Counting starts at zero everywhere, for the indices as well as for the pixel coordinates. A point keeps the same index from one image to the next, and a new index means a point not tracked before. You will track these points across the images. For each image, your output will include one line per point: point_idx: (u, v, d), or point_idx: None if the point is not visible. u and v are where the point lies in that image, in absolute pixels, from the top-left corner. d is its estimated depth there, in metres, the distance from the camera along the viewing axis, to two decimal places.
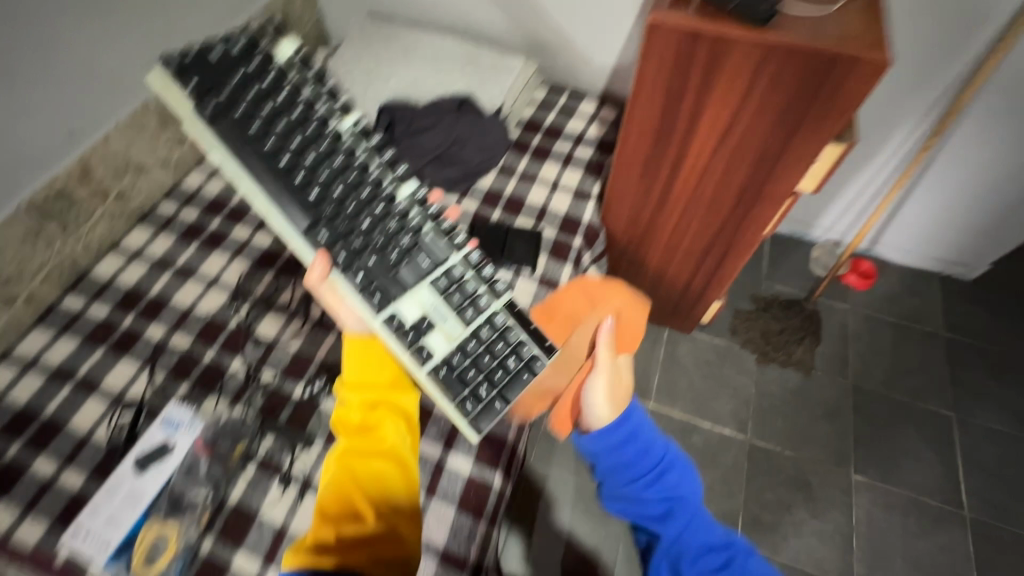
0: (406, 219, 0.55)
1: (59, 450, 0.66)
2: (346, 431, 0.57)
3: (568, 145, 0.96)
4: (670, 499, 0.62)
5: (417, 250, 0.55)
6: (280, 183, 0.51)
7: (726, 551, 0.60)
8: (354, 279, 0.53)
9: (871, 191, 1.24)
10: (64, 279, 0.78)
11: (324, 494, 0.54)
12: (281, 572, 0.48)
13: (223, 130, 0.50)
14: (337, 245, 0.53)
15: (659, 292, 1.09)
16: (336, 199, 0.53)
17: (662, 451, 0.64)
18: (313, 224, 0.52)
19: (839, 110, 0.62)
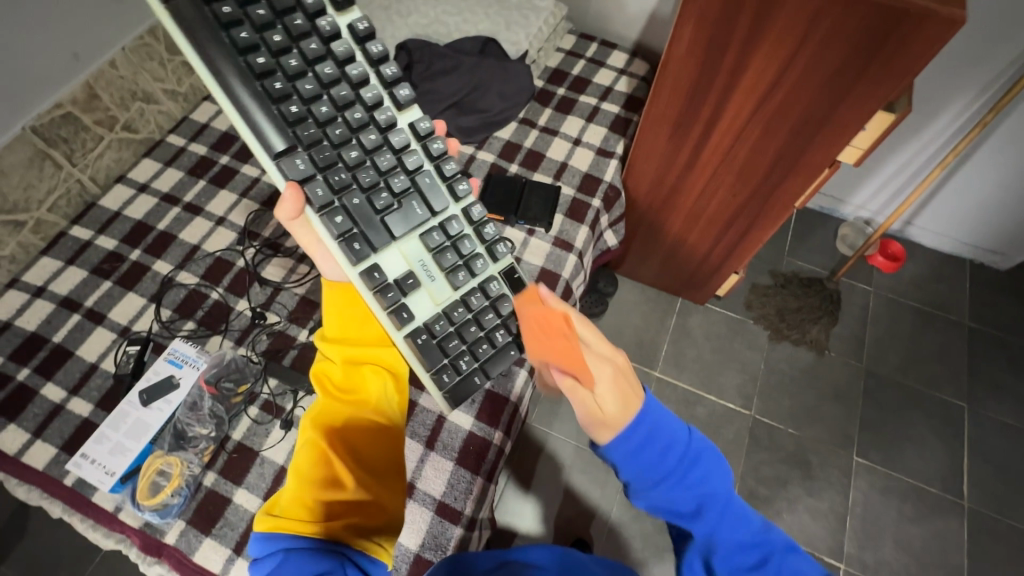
0: (400, 156, 0.49)
1: (68, 378, 0.67)
2: (326, 389, 0.55)
3: (595, 98, 0.90)
4: (701, 494, 0.50)
5: (410, 197, 0.49)
6: (249, 86, 0.44)
7: (761, 546, 0.50)
8: (332, 223, 0.46)
9: (913, 168, 1.17)
10: (73, 209, 0.77)
11: (301, 454, 0.52)
12: (254, 535, 0.48)
13: (185, 8, 0.42)
14: (315, 178, 0.46)
15: (677, 260, 1.06)
16: (319, 121, 0.46)
17: (689, 439, 0.51)
18: (287, 149, 0.45)
19: (896, 78, 0.57)
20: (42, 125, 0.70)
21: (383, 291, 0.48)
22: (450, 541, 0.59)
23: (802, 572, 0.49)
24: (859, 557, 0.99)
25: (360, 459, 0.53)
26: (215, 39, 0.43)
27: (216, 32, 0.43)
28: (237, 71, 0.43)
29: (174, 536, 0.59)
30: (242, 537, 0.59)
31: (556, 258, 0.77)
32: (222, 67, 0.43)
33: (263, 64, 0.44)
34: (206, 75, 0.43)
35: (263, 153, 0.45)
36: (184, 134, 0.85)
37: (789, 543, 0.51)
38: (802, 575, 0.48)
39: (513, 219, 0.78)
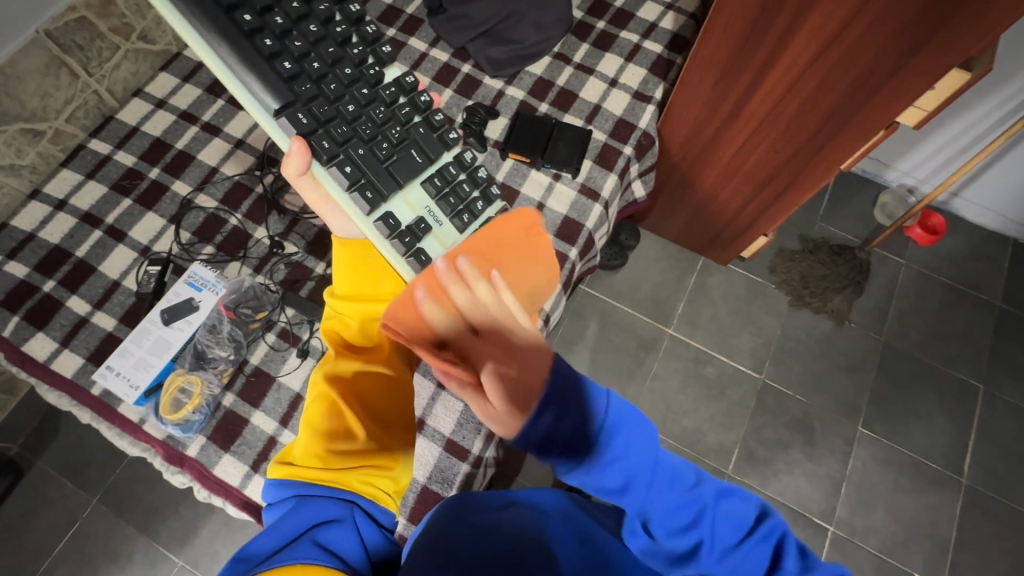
0: (392, 108, 0.51)
1: (91, 293, 0.68)
2: (339, 343, 0.57)
3: (637, 35, 0.83)
4: (626, 469, 0.46)
5: (409, 147, 0.51)
6: (239, 47, 0.46)
7: (693, 504, 0.47)
8: (341, 174, 0.47)
9: (971, 137, 1.09)
10: (91, 120, 0.75)
11: (310, 407, 0.54)
12: (266, 482, 0.50)
13: None
14: (318, 131, 0.47)
15: (706, 217, 1.02)
16: (313, 77, 0.48)
17: (606, 405, 0.46)
18: (285, 105, 0.46)
19: (983, 29, 0.50)
20: (55, 29, 0.68)
21: (399, 237, 0.49)
22: (456, 477, 0.61)
23: (733, 514, 0.47)
24: (848, 521, 1.02)
25: (373, 413, 0.54)
26: (202, 6, 0.45)
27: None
28: (224, 30, 0.45)
29: (195, 450, 0.62)
30: (259, 455, 0.62)
31: (581, 208, 0.74)
32: (213, 33, 0.45)
33: (251, 23, 0.46)
34: (195, 41, 0.45)
35: (261, 113, 0.46)
36: None
37: (720, 488, 0.48)
38: (733, 518, 0.47)
39: (539, 162, 0.75)
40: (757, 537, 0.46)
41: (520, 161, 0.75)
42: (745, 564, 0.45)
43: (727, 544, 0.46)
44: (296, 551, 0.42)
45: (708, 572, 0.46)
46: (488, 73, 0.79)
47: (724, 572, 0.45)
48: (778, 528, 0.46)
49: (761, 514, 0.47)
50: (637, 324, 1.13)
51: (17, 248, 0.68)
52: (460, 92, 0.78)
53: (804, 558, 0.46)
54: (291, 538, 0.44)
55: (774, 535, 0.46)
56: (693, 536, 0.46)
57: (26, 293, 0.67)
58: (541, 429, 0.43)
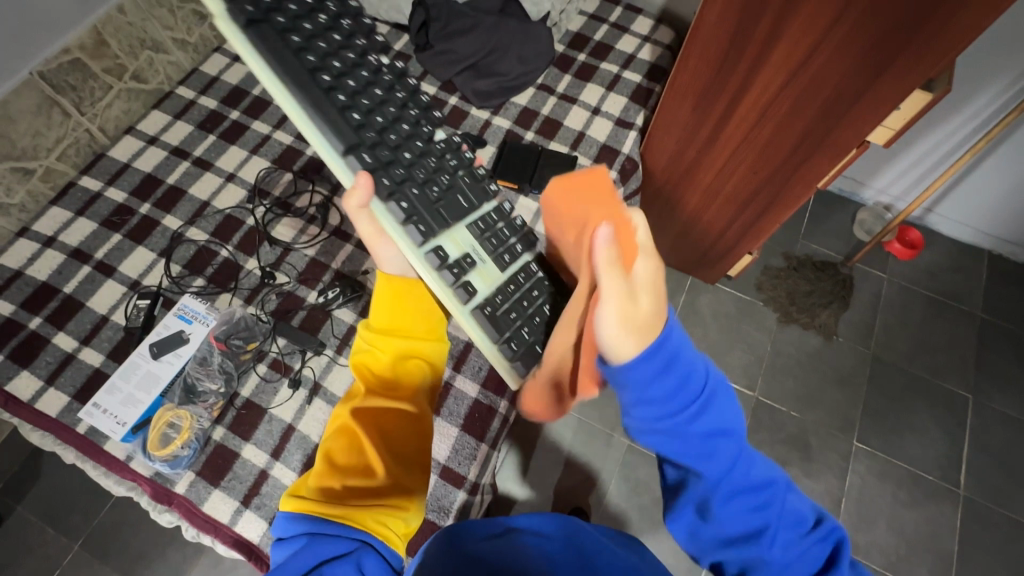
0: (442, 160, 0.52)
1: (79, 329, 0.67)
2: (365, 376, 0.56)
3: (616, 66, 0.87)
4: (711, 437, 0.46)
5: (456, 192, 0.51)
6: (315, 97, 0.47)
7: (763, 491, 0.47)
8: (397, 209, 0.47)
9: (940, 155, 1.14)
10: (82, 158, 0.76)
11: (334, 439, 0.53)
12: (280, 514, 0.48)
13: (260, 36, 0.47)
14: (379, 169, 0.48)
15: (691, 237, 1.04)
16: (377, 127, 0.49)
17: (706, 376, 0.47)
18: (353, 146, 0.47)
19: (938, 54, 0.54)
20: (49, 70, 0.69)
21: (448, 268, 0.48)
22: (452, 505, 0.60)
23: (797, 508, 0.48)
24: (851, 538, 1.01)
25: (396, 451, 0.53)
26: (282, 59, 0.47)
27: (284, 50, 0.47)
28: (302, 84, 0.47)
29: (184, 486, 0.60)
30: (250, 490, 0.60)
31: None
32: (292, 84, 0.47)
33: (327, 80, 0.48)
34: (275, 89, 0.47)
35: (329, 152, 0.47)
36: (194, 88, 0.83)
37: (786, 482, 0.49)
38: (798, 513, 0.47)
39: (527, 188, 0.77)
40: (817, 536, 0.47)
41: (508, 188, 0.77)
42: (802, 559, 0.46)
43: (790, 535, 0.46)
44: None
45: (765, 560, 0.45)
46: (474, 104, 0.82)
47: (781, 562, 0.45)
48: (835, 533, 0.47)
49: (819, 517, 0.48)
50: None
51: (4, 286, 0.68)
52: (448, 123, 0.81)
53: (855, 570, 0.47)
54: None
55: (832, 539, 0.47)
56: (759, 519, 0.46)
57: (12, 332, 0.66)
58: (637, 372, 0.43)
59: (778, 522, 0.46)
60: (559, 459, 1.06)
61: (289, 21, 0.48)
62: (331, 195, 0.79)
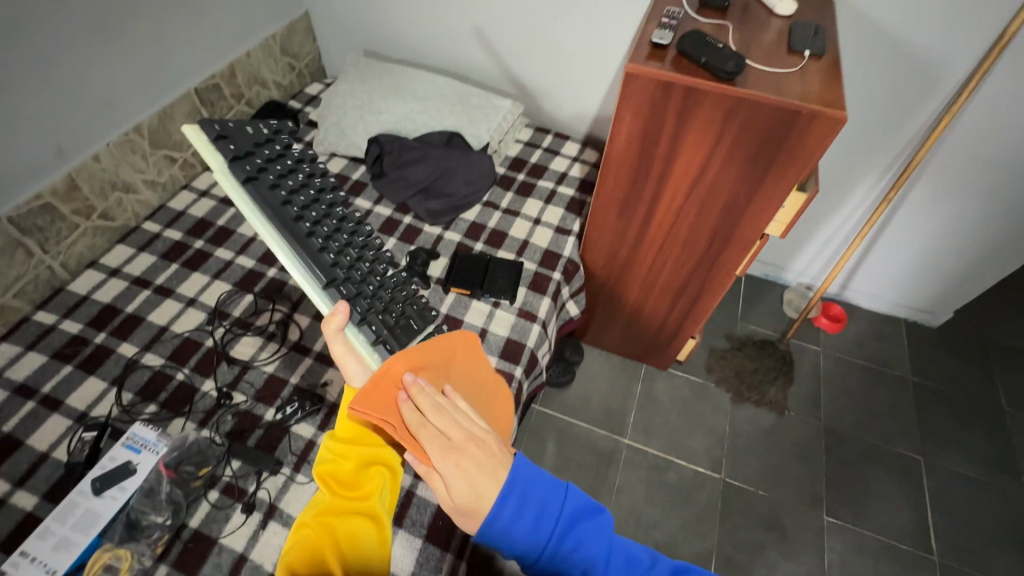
0: (398, 291, 0.60)
1: (14, 469, 0.64)
2: (329, 485, 0.55)
3: (551, 183, 1.00)
4: (583, 562, 0.46)
5: (410, 318, 0.58)
6: (296, 237, 0.55)
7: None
8: (369, 331, 0.55)
9: (839, 239, 1.29)
10: (39, 293, 0.77)
11: (291, 550, 0.50)
12: None
13: (258, 194, 0.56)
14: (354, 300, 0.56)
15: (637, 328, 1.11)
16: (345, 264, 0.57)
17: (563, 501, 0.48)
18: (329, 279, 0.55)
19: (803, 157, 0.67)
20: (19, 215, 0.72)
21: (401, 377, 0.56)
22: None
23: None
24: None
25: (357, 560, 0.50)
26: (270, 207, 0.55)
27: (272, 199, 0.56)
28: (286, 229, 0.55)
29: None
30: None
31: (522, 329, 0.81)
32: (281, 229, 0.55)
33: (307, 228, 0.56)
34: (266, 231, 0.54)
35: (309, 283, 0.54)
36: (160, 222, 0.90)
37: (675, 567, 0.49)
38: None
39: (479, 293, 0.82)
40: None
41: (462, 293, 0.83)
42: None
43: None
44: None
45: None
46: (427, 222, 0.90)
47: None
48: None
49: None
50: (594, 437, 1.14)
51: None
52: (403, 239, 0.88)
53: None
54: None
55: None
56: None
57: None
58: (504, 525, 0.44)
59: None
60: None
61: (275, 177, 0.58)
62: (291, 311, 0.82)
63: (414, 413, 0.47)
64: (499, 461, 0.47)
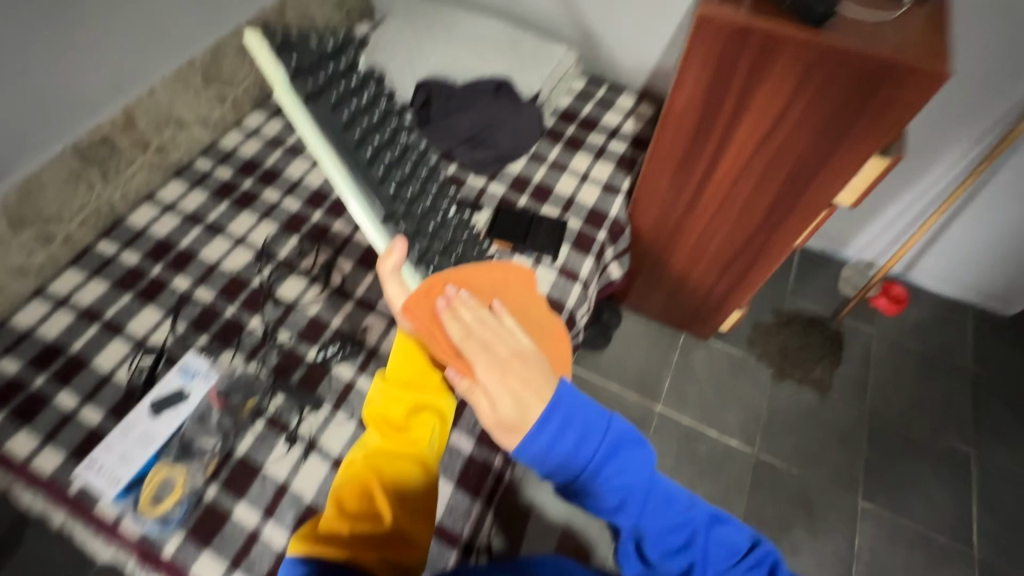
0: (451, 234, 0.63)
1: (82, 386, 0.68)
2: (380, 424, 0.56)
3: (603, 137, 0.95)
4: (624, 487, 0.48)
5: (464, 262, 0.61)
6: (359, 165, 0.51)
7: (685, 527, 0.49)
8: (428, 271, 0.56)
9: (913, 213, 1.20)
10: (100, 224, 0.81)
11: (344, 485, 0.52)
12: (287, 558, 0.46)
13: (322, 113, 0.50)
14: (414, 238, 0.56)
15: (680, 296, 1.08)
16: (404, 200, 0.56)
17: (608, 426, 0.49)
18: (391, 214, 0.53)
19: (892, 119, 0.61)
20: (82, 145, 0.75)
21: None
22: (446, 567, 0.59)
23: (726, 538, 0.49)
24: None
25: (407, 502, 0.52)
26: (332, 130, 0.51)
27: (333, 122, 0.51)
28: (351, 156, 0.51)
29: (172, 548, 0.59)
30: (239, 551, 0.59)
31: (562, 288, 0.79)
32: (346, 155, 0.50)
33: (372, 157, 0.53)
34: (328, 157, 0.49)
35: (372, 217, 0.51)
36: (212, 159, 0.91)
37: (713, 513, 0.50)
38: (728, 544, 0.49)
39: (520, 248, 0.81)
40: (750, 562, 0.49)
41: (503, 248, 0.81)
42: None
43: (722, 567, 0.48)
44: None
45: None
46: (472, 172, 0.89)
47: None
48: (769, 557, 0.49)
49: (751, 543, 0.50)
50: (625, 402, 1.13)
51: (13, 345, 0.70)
52: None
53: None
54: None
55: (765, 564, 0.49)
56: (686, 560, 0.48)
57: (15, 390, 0.67)
58: (542, 441, 0.47)
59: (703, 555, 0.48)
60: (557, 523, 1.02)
61: (335, 94, 0.52)
62: (335, 255, 0.83)
63: (456, 330, 0.49)
64: (544, 379, 0.48)
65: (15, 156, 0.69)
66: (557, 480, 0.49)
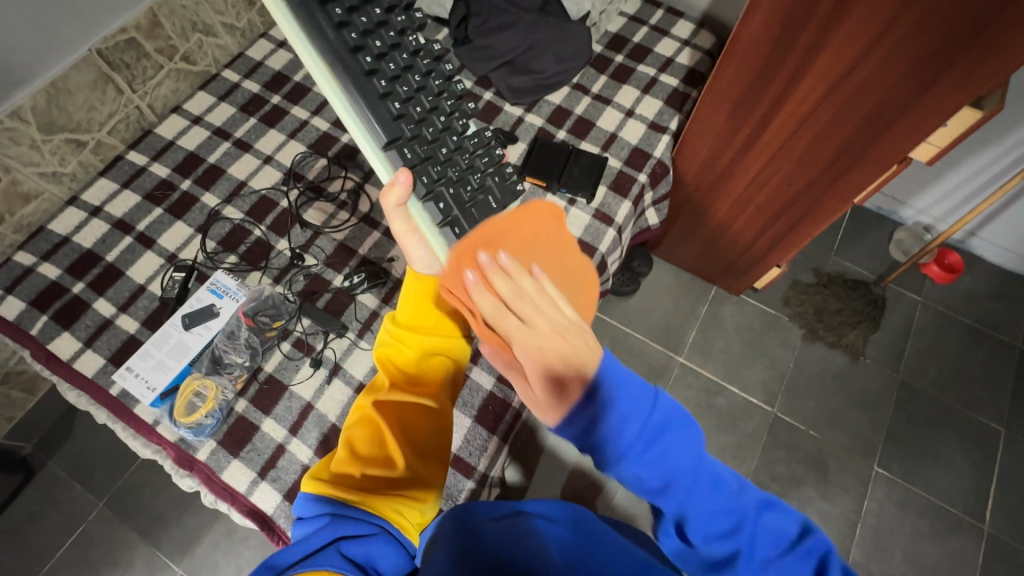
0: (475, 157, 0.53)
1: (118, 296, 0.70)
2: (389, 369, 0.57)
3: (654, 69, 0.86)
4: (668, 469, 0.45)
5: (487, 193, 0.53)
6: (359, 83, 0.46)
7: (735, 512, 0.46)
8: (434, 209, 0.49)
9: (990, 174, 1.09)
10: (130, 133, 0.79)
11: (354, 429, 0.54)
12: (300, 498, 0.49)
13: (317, 26, 0.45)
14: (420, 167, 0.49)
15: (717, 247, 1.03)
16: (415, 118, 0.49)
17: (654, 406, 0.46)
18: (393, 140, 0.47)
19: (997, 65, 0.51)
20: (107, 48, 0.72)
21: None
22: (460, 494, 0.61)
23: (774, 527, 0.47)
24: (864, 565, 0.98)
25: (418, 443, 0.53)
26: (329, 43, 0.45)
27: (331, 32, 0.46)
28: (351, 74, 0.46)
29: (204, 454, 0.63)
30: (267, 462, 0.62)
31: (595, 231, 0.76)
32: (343, 74, 0.46)
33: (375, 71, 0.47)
34: (323, 79, 0.45)
35: (370, 143, 0.47)
36: (239, 71, 0.86)
37: (762, 499, 0.48)
38: (777, 531, 0.46)
39: (554, 186, 0.76)
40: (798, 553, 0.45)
41: (536, 185, 0.77)
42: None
43: (769, 556, 0.45)
44: (321, 558, 0.42)
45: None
46: (509, 101, 0.82)
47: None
48: (821, 546, 0.45)
49: (802, 531, 0.47)
50: (647, 351, 1.12)
51: (51, 251, 0.72)
52: (481, 118, 0.82)
53: None
54: (318, 548, 0.43)
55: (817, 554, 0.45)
56: (730, 545, 0.45)
57: (56, 294, 0.69)
58: (584, 421, 0.45)
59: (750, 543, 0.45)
60: (569, 460, 1.05)
61: None
62: (363, 182, 0.80)
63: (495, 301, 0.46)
64: (587, 354, 0.46)
65: (41, 56, 0.67)
66: (595, 456, 0.46)
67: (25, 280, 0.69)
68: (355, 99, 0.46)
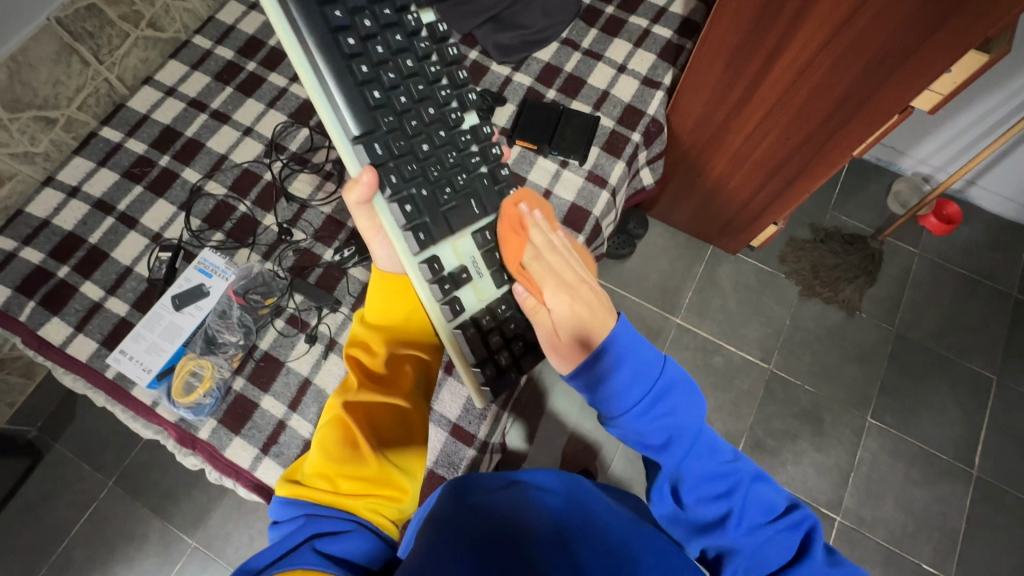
0: (464, 155, 0.52)
1: (104, 279, 0.68)
2: (360, 371, 0.58)
3: (646, 20, 0.81)
4: (670, 426, 0.50)
5: (469, 197, 0.51)
6: (338, 68, 0.46)
7: (728, 477, 0.52)
8: (400, 211, 0.47)
9: (990, 123, 1.07)
10: (103, 108, 0.76)
11: (325, 429, 0.54)
12: (275, 499, 0.51)
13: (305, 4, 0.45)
14: (389, 164, 0.47)
15: (715, 204, 1.01)
16: (396, 110, 0.49)
17: (662, 369, 0.50)
18: (367, 133, 0.47)
19: (999, 12, 0.49)
20: (66, 16, 0.69)
21: (439, 282, 0.49)
22: (462, 461, 0.62)
23: (763, 497, 0.52)
24: (856, 512, 1.02)
25: (388, 445, 0.54)
26: (310, 19, 0.45)
27: (316, 16, 0.46)
28: (330, 54, 0.46)
29: (206, 432, 0.63)
30: (269, 438, 0.63)
31: (588, 193, 0.74)
32: (323, 56, 0.46)
33: (355, 52, 0.47)
34: (301, 64, 0.45)
35: (341, 136, 0.46)
36: (210, 36, 0.80)
37: (755, 472, 0.53)
38: (766, 501, 0.52)
39: (546, 150, 0.74)
40: (784, 523, 0.52)
41: (527, 148, 0.75)
42: (768, 542, 0.51)
43: (755, 521, 0.51)
44: (298, 558, 0.43)
45: (732, 545, 0.50)
46: (495, 60, 0.78)
47: (746, 545, 0.50)
48: (807, 521, 0.52)
49: (790, 506, 0.53)
50: (644, 313, 1.12)
51: (32, 235, 0.69)
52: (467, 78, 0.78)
53: (829, 555, 0.52)
54: (296, 547, 0.46)
55: (803, 526, 0.52)
56: (724, 505, 0.51)
57: (41, 280, 0.67)
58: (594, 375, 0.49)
59: (740, 507, 0.51)
60: (568, 425, 1.07)
61: None
62: None
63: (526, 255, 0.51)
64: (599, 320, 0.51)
65: None
66: (599, 410, 0.50)
67: (8, 267, 0.67)
68: (327, 80, 0.46)
